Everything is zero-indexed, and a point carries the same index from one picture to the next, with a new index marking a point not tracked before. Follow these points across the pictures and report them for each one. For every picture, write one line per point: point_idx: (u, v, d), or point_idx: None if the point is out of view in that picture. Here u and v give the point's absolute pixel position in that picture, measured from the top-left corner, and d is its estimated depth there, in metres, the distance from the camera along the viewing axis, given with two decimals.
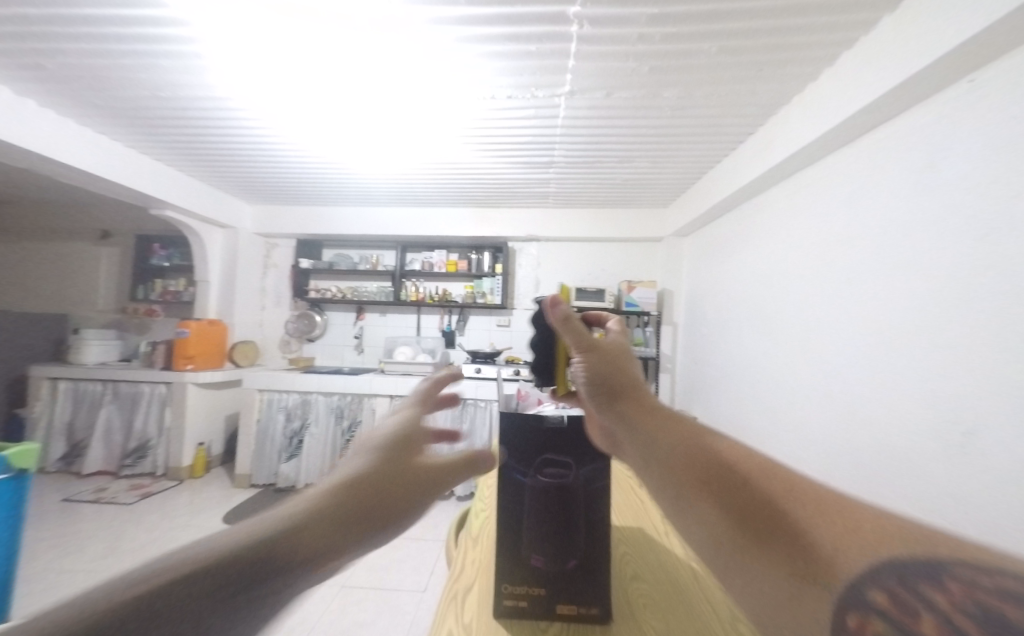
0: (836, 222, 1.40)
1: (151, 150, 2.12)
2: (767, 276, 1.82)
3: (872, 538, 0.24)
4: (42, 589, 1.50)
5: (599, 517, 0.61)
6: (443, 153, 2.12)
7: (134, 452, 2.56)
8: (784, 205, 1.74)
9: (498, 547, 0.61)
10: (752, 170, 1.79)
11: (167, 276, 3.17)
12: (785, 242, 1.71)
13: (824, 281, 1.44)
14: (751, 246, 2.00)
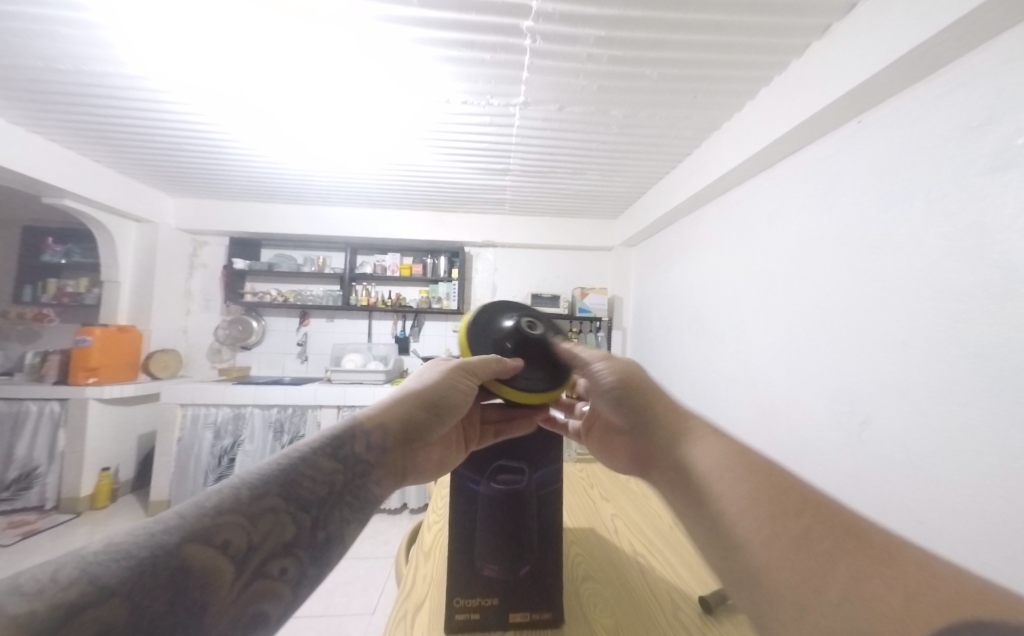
0: (759, 238, 1.58)
1: (47, 130, 1.82)
2: (703, 285, 1.99)
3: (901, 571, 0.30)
4: None
5: (552, 521, 0.63)
6: (398, 154, 2.06)
7: (14, 484, 2.15)
8: (717, 221, 1.92)
9: (450, 560, 0.60)
10: (689, 188, 1.96)
11: (64, 276, 2.72)
12: (717, 255, 1.89)
13: (749, 291, 1.61)
14: (689, 257, 2.18)
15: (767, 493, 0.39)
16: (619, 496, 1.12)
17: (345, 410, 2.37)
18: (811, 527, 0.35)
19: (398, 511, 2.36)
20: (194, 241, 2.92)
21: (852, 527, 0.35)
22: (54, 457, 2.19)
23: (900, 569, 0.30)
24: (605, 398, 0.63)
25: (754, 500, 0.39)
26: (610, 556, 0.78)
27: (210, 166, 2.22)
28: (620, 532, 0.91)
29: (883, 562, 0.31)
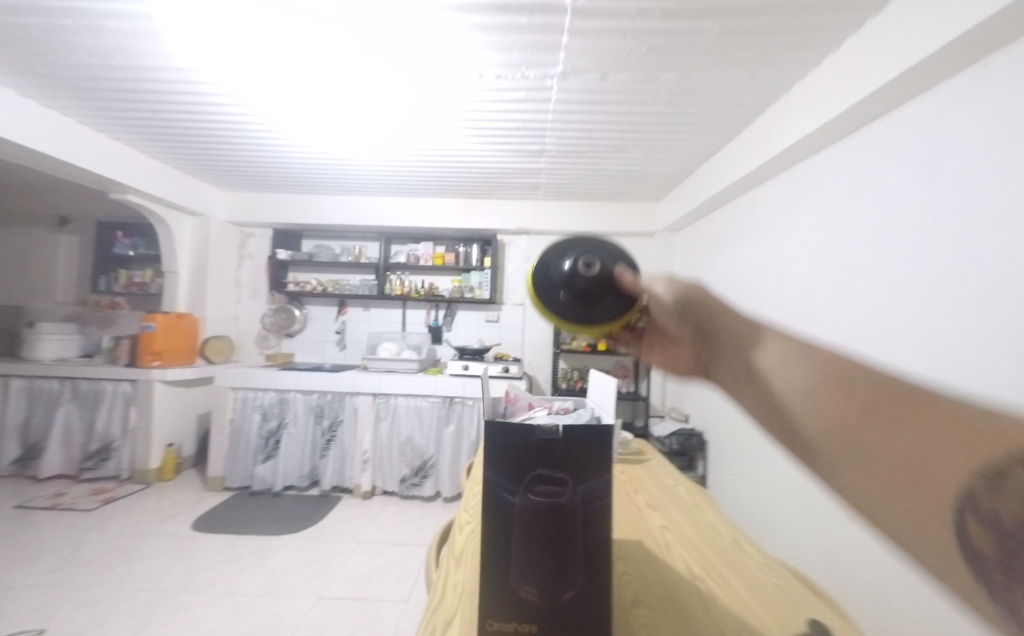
0: (836, 216, 1.36)
1: (106, 126, 1.94)
2: (764, 272, 1.77)
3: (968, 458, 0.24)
4: None
5: (599, 539, 0.54)
6: (428, 138, 2.00)
7: (96, 455, 2.39)
8: (783, 199, 1.69)
9: (482, 577, 0.54)
10: (750, 162, 1.72)
11: (133, 267, 2.96)
12: (783, 238, 1.66)
13: (825, 279, 1.39)
14: (747, 241, 1.95)
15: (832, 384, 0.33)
16: (668, 507, 1.02)
17: (380, 398, 2.40)
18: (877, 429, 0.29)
19: (432, 498, 2.38)
20: (243, 233, 3.07)
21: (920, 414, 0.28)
22: (127, 433, 2.41)
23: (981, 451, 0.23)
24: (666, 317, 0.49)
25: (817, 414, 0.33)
26: (659, 578, 0.69)
27: (252, 158, 2.29)
28: (670, 547, 0.81)
29: (964, 446, 0.24)
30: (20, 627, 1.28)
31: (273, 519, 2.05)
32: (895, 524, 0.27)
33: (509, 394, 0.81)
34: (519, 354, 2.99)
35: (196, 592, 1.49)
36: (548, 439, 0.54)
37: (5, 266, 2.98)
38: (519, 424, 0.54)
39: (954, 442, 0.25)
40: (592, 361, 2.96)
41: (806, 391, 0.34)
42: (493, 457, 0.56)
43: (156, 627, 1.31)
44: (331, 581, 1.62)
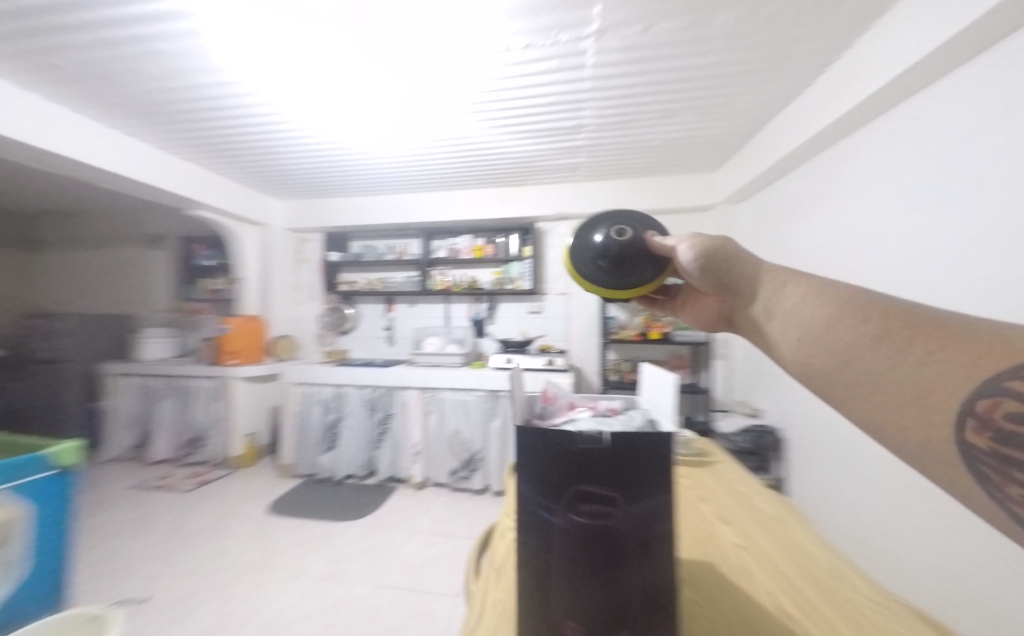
0: (965, 160, 1.07)
1: (178, 147, 2.15)
2: (857, 240, 1.46)
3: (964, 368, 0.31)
4: (106, 573, 1.58)
5: (659, 567, 0.45)
6: (459, 127, 1.94)
7: (192, 442, 2.73)
8: (882, 149, 1.38)
9: (520, 605, 0.47)
10: (835, 108, 1.42)
11: (212, 276, 3.33)
12: (885, 195, 1.35)
13: (950, 242, 1.10)
14: (834, 205, 1.64)
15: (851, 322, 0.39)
16: (740, 519, 0.87)
17: (428, 393, 2.44)
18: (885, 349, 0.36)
19: (481, 491, 2.39)
20: (300, 239, 3.28)
21: (927, 334, 0.34)
22: (214, 423, 2.71)
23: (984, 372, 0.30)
24: (695, 273, 0.57)
25: (840, 340, 0.39)
26: (738, 611, 0.57)
27: (300, 166, 2.41)
28: (747, 570, 0.69)
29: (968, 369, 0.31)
30: (134, 592, 1.48)
31: (335, 506, 2.19)
32: (897, 432, 0.34)
33: (547, 393, 0.73)
34: (564, 345, 2.87)
35: (271, 570, 1.63)
36: (593, 450, 0.44)
37: (118, 280, 3.50)
38: (556, 430, 0.44)
39: (954, 358, 0.32)
40: (643, 351, 2.75)
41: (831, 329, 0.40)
42: (528, 469, 0.46)
43: (237, 601, 1.44)
44: (388, 569, 1.67)
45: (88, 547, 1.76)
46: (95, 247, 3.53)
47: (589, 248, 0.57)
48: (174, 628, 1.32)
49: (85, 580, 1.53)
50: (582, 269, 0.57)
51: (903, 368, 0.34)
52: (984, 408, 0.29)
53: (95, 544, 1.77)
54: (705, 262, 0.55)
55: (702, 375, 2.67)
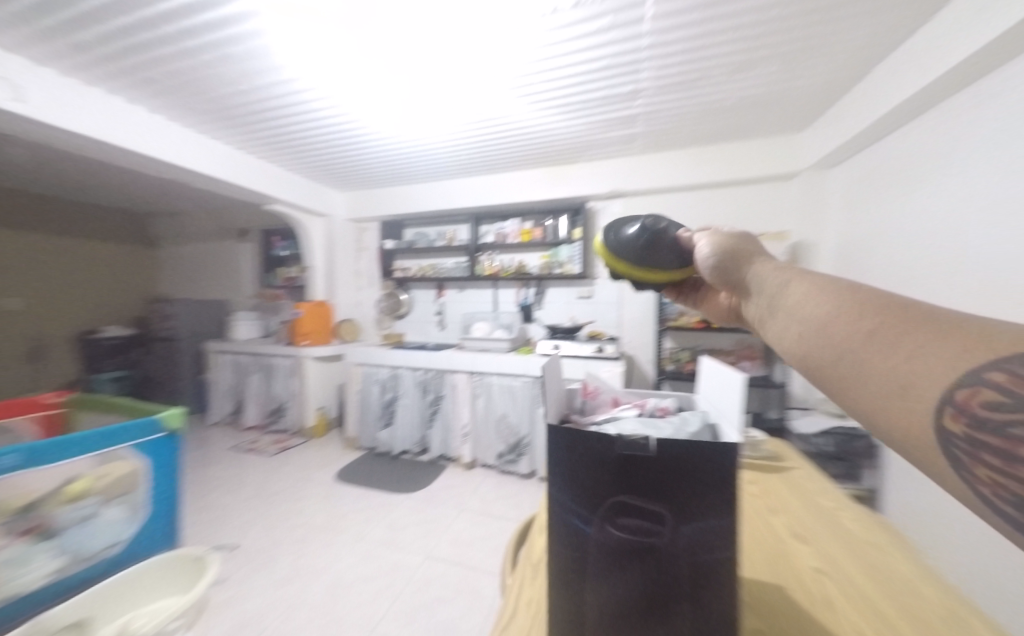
0: None
1: (253, 146, 2.37)
2: (1005, 205, 1.14)
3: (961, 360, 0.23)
4: (211, 519, 1.87)
5: (715, 597, 0.38)
6: (504, 105, 1.87)
7: (275, 412, 3.11)
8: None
9: (551, 616, 0.43)
10: (978, 35, 1.09)
11: (287, 265, 3.70)
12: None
13: None
14: (961, 165, 1.29)
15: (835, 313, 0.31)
16: (823, 540, 0.74)
17: (475, 376, 2.49)
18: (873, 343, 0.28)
19: (528, 475, 2.40)
20: (359, 229, 3.48)
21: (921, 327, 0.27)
22: (291, 397, 3.06)
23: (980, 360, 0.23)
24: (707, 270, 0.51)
25: (821, 333, 0.31)
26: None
27: (355, 158, 2.52)
28: (831, 605, 0.57)
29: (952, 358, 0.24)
30: (230, 538, 1.73)
31: (392, 478, 2.36)
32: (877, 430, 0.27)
33: (587, 387, 0.67)
34: (615, 332, 2.73)
35: (336, 531, 1.81)
36: (635, 457, 0.37)
37: (216, 271, 4.04)
38: (592, 432, 0.39)
39: (950, 350, 0.24)
40: (706, 340, 2.52)
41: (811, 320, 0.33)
42: (560, 471, 0.41)
43: (308, 557, 1.63)
44: (436, 542, 1.75)
45: (197, 496, 2.10)
46: (199, 242, 4.11)
47: (622, 233, 0.58)
48: (258, 573, 1.52)
49: (195, 523, 1.84)
50: (614, 253, 0.57)
51: (890, 365, 0.26)
52: (956, 400, 0.23)
53: (203, 494, 2.11)
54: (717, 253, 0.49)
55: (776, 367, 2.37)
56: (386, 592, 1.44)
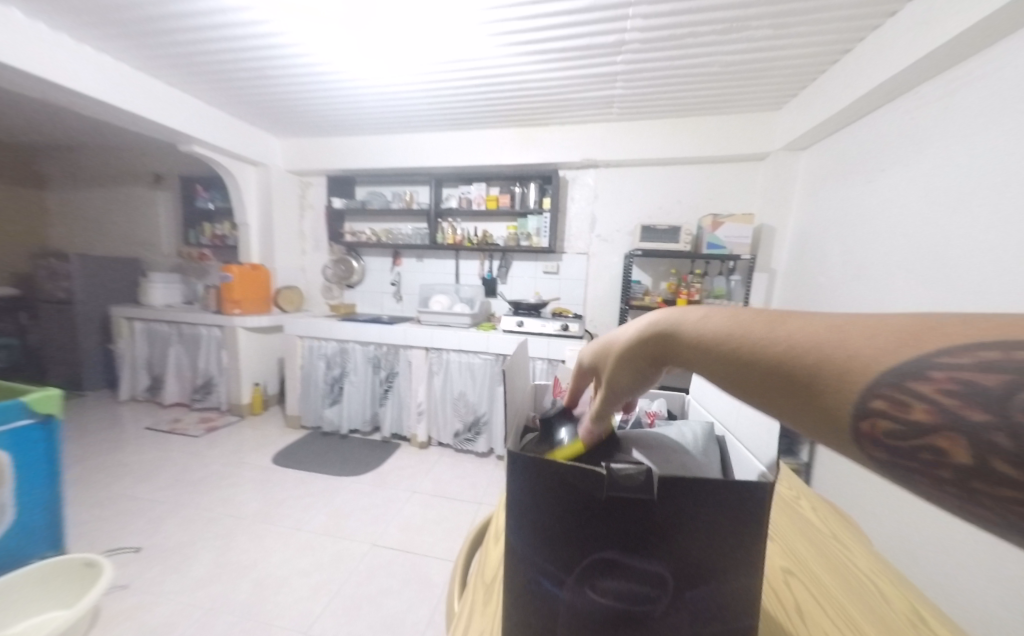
0: None
1: (158, 69, 1.90)
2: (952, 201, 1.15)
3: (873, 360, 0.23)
4: (114, 515, 1.62)
5: None
6: (471, 49, 1.61)
7: (201, 388, 2.77)
8: (1017, 71, 1.00)
9: None
10: (965, 16, 1.04)
11: (215, 220, 3.24)
12: (998, 143, 1.03)
13: None
14: (919, 160, 1.28)
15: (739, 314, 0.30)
16: (787, 533, 0.67)
17: (433, 353, 2.32)
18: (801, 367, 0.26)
19: (486, 453, 2.34)
20: (302, 182, 3.05)
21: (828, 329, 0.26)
22: (221, 370, 2.72)
23: (904, 345, 0.23)
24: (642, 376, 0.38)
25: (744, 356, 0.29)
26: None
27: (291, 96, 2.12)
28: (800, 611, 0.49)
29: (879, 342, 0.24)
30: (138, 535, 1.51)
31: (338, 459, 2.19)
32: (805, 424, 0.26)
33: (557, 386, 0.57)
34: (580, 310, 2.67)
35: (270, 521, 1.63)
36: (633, 501, 0.27)
37: (126, 222, 3.43)
38: (570, 465, 0.27)
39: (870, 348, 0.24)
40: None
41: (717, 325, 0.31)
42: (520, 513, 0.30)
43: (235, 552, 1.45)
44: (384, 528, 1.64)
45: (97, 488, 1.80)
46: (101, 185, 3.43)
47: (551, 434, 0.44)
48: (170, 575, 1.33)
49: (92, 520, 1.57)
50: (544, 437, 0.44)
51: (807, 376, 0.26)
52: (883, 406, 0.22)
53: (106, 485, 1.83)
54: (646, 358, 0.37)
55: None
56: (324, 588, 1.31)
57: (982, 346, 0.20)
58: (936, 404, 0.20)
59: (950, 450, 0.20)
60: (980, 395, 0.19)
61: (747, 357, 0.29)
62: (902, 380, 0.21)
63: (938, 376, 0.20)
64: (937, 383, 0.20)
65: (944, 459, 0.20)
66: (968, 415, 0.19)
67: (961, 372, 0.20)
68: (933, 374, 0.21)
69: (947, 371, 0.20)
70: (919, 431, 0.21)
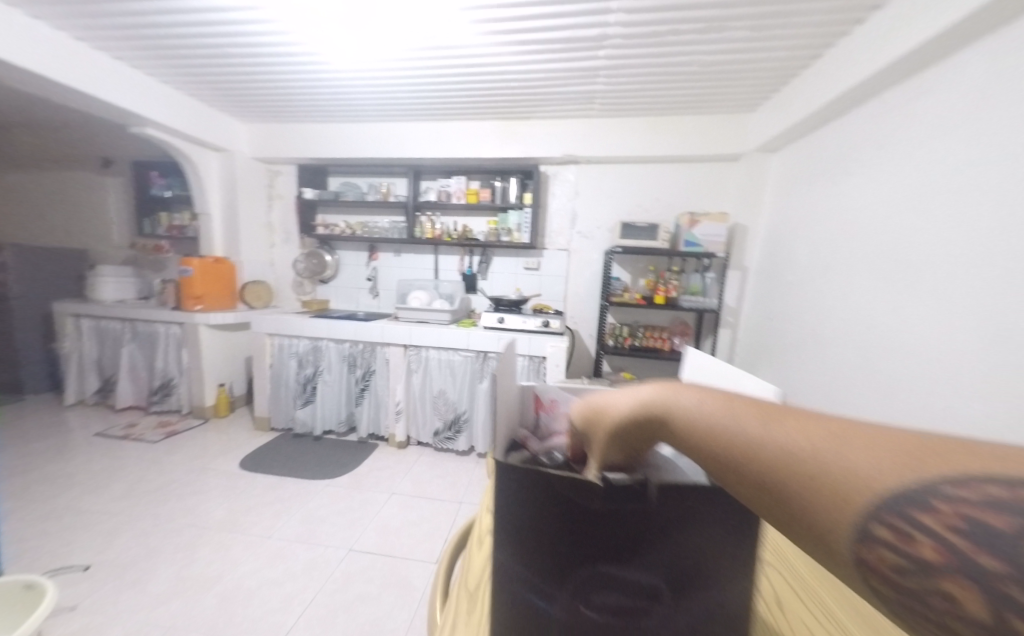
0: None
1: (106, 44, 1.74)
2: (910, 205, 1.22)
3: (882, 471, 0.21)
4: (57, 530, 1.48)
5: None
6: (453, 36, 1.55)
7: (159, 389, 2.59)
8: (970, 81, 1.07)
9: None
10: (924, 28, 1.10)
11: (172, 209, 3.03)
12: (952, 150, 1.10)
13: None
14: (882, 165, 1.35)
15: (733, 404, 0.29)
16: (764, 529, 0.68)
17: (412, 351, 2.26)
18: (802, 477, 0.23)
19: (467, 452, 2.31)
20: (270, 171, 2.88)
21: (834, 432, 0.24)
22: (183, 370, 2.55)
23: (912, 461, 0.21)
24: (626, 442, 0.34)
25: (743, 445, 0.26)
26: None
27: (258, 79, 1.99)
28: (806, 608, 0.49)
29: (887, 457, 0.21)
30: (86, 551, 1.39)
31: (312, 462, 2.10)
32: (810, 538, 0.23)
33: (541, 400, 0.52)
34: (560, 306, 2.67)
35: (237, 530, 1.54)
36: (627, 510, 0.26)
37: (70, 209, 3.14)
38: (564, 475, 0.26)
39: (877, 460, 0.21)
40: (646, 316, 2.57)
41: (711, 412, 0.29)
42: (508, 522, 0.29)
43: (200, 563, 1.37)
44: (362, 531, 1.59)
45: (38, 502, 1.65)
46: (39, 169, 3.12)
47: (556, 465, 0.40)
48: (126, 592, 1.24)
49: (33, 538, 1.44)
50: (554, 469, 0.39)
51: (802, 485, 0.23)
52: (884, 533, 0.19)
53: (50, 498, 1.67)
54: (637, 425, 0.33)
55: (705, 343, 2.50)
56: (297, 598, 1.25)
57: (995, 480, 0.17)
58: (940, 541, 0.17)
59: (959, 601, 0.17)
60: (992, 544, 0.16)
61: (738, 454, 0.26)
62: (904, 508, 0.19)
63: (943, 509, 0.18)
64: (945, 517, 0.18)
65: (955, 610, 0.17)
66: (980, 564, 0.16)
67: (970, 509, 0.17)
68: (936, 505, 0.18)
69: (954, 505, 0.18)
70: (926, 574, 0.18)
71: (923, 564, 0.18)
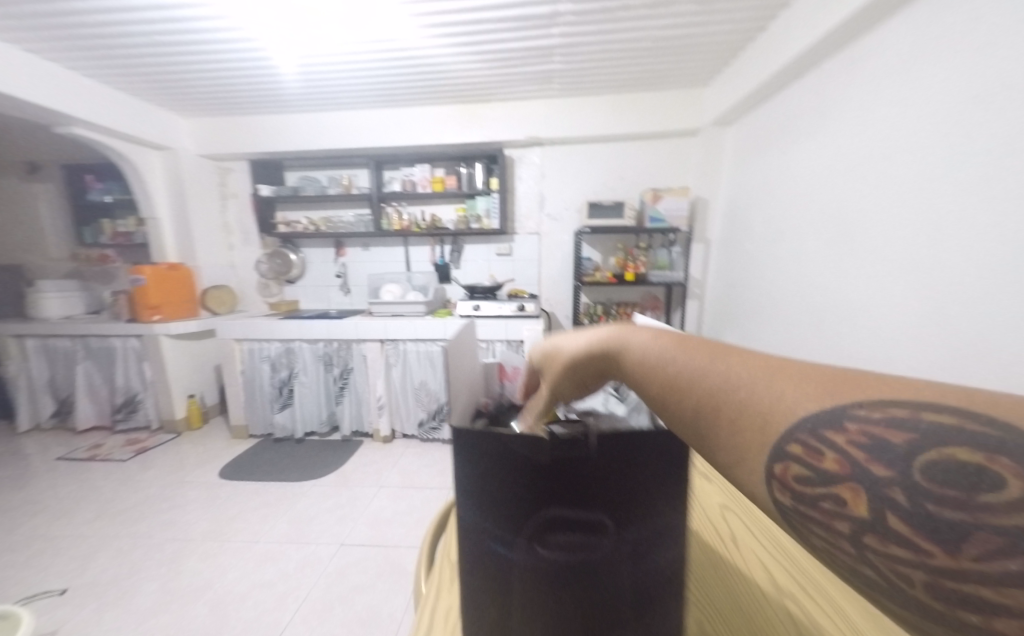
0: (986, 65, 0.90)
1: (14, 35, 1.57)
2: (848, 171, 1.30)
3: (805, 398, 0.24)
4: (26, 560, 1.42)
5: (662, 603, 0.32)
6: (402, 18, 1.50)
7: (123, 407, 2.46)
8: (895, 49, 1.14)
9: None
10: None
11: (115, 215, 2.82)
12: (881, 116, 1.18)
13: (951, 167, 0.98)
14: (825, 133, 1.42)
15: (681, 342, 0.30)
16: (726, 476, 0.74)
17: (389, 344, 2.24)
18: (736, 405, 0.26)
19: None
20: (220, 168, 2.72)
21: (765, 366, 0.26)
22: (147, 384, 2.43)
23: (824, 389, 0.24)
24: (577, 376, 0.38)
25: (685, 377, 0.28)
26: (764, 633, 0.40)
27: (195, 70, 1.86)
28: (759, 543, 0.54)
29: (805, 386, 0.24)
30: (60, 577, 1.34)
31: (295, 465, 2.07)
32: (728, 456, 0.26)
33: (504, 368, 0.55)
34: (535, 290, 2.70)
35: (223, 538, 1.52)
36: (572, 458, 0.29)
37: None
38: (511, 434, 0.29)
39: (796, 390, 0.24)
40: (618, 294, 2.65)
41: (658, 349, 0.30)
42: (468, 482, 0.31)
43: (186, 575, 1.35)
44: (352, 525, 1.60)
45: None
46: None
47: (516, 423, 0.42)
48: (109, 611, 1.21)
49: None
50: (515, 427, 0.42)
51: (734, 411, 0.25)
52: (799, 450, 0.23)
53: (14, 528, 1.59)
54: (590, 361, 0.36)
55: (675, 315, 2.60)
56: (291, 596, 1.26)
57: (895, 402, 0.21)
58: (842, 454, 0.21)
59: (847, 498, 0.21)
60: (888, 455, 0.20)
61: (678, 386, 0.28)
62: (819, 429, 0.22)
63: (851, 428, 0.21)
64: (851, 436, 0.21)
65: (840, 509, 0.21)
66: (876, 472, 0.20)
67: (872, 428, 0.21)
68: (847, 426, 0.21)
69: (860, 424, 0.21)
70: (829, 484, 0.21)
71: (826, 475, 0.22)
